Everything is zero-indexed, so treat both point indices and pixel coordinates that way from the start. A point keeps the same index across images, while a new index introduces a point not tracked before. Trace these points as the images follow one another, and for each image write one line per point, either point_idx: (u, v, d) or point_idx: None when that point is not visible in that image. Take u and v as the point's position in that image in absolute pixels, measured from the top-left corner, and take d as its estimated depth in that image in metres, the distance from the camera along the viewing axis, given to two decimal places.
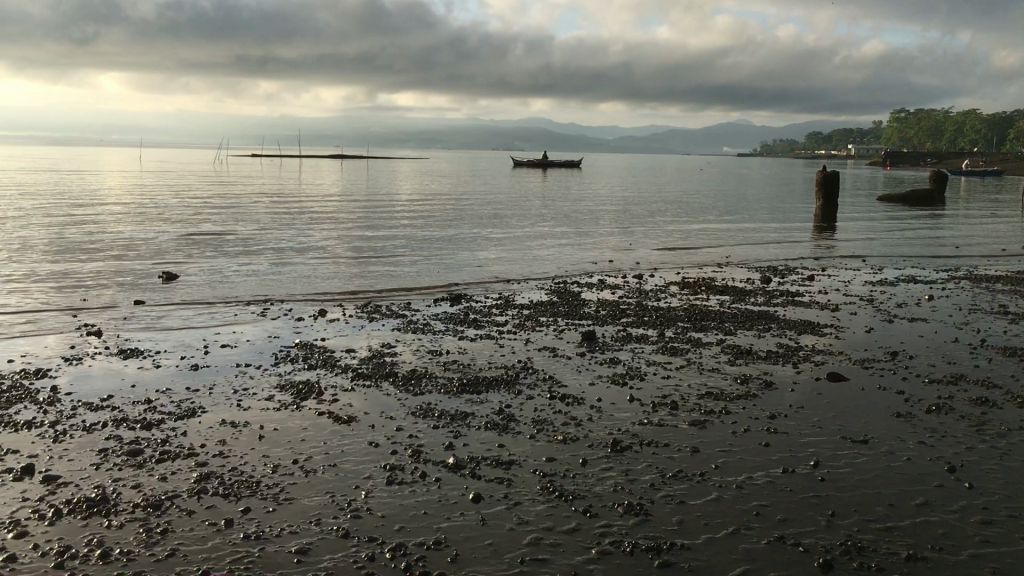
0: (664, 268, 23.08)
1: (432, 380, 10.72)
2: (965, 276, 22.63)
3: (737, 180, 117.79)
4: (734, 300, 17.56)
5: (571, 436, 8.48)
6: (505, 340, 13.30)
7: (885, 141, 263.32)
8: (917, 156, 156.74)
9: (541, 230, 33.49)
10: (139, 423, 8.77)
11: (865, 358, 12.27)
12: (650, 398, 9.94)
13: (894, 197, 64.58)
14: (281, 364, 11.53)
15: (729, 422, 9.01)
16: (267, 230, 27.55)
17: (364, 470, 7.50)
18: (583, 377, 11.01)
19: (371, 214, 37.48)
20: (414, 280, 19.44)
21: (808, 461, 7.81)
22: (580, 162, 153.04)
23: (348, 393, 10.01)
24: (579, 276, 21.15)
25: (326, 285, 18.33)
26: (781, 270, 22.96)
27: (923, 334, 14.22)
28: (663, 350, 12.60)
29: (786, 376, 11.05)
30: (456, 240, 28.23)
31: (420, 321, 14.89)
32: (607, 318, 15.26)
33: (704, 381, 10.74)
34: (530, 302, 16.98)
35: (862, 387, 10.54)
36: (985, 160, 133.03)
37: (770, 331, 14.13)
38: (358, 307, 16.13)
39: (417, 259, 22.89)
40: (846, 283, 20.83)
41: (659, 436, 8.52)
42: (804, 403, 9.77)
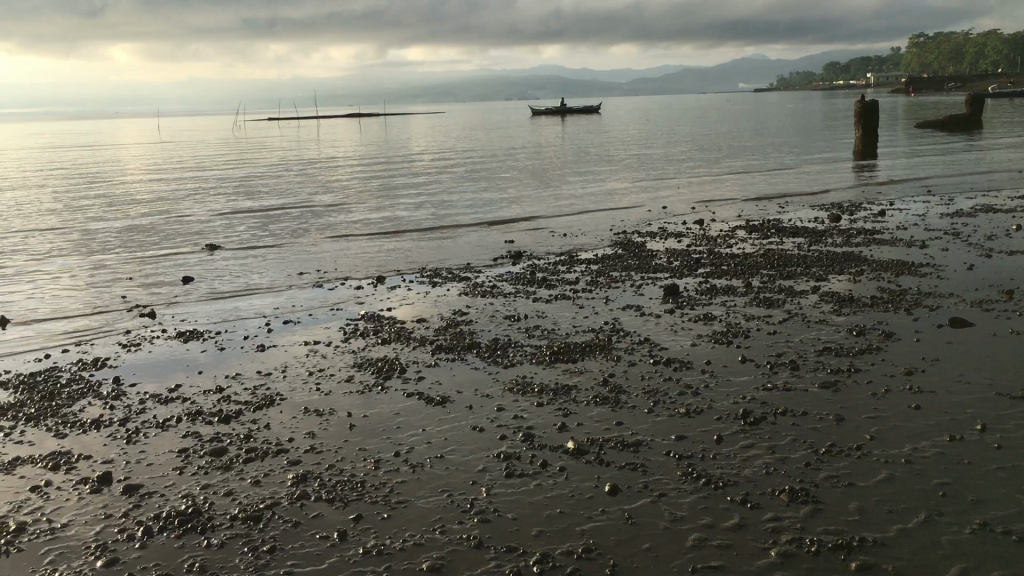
0: (721, 212, 22.06)
1: (519, 350, 9.91)
2: None
3: (762, 116, 115.28)
4: (811, 242, 16.54)
5: (695, 408, 7.62)
6: (583, 300, 12.43)
7: (910, 67, 257.13)
8: (947, 79, 152.86)
9: (582, 180, 32.47)
10: (216, 417, 8.02)
11: (980, 299, 11.25)
12: (764, 358, 9.04)
13: (933, 124, 62.68)
14: (352, 339, 10.75)
15: (864, 381, 8.11)
16: (306, 200, 26.83)
17: (476, 461, 6.69)
18: (682, 337, 10.12)
19: (404, 174, 36.62)
20: (468, 241, 18.56)
21: (973, 425, 6.90)
22: (600, 107, 150.57)
23: (432, 370, 9.21)
24: (637, 227, 20.21)
25: (378, 252, 17.50)
26: (846, 207, 21.85)
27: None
28: (757, 302, 11.69)
29: (902, 325, 10.11)
30: (498, 196, 27.23)
31: (486, 284, 14.06)
32: (684, 270, 14.30)
33: (818, 335, 9.82)
34: (596, 257, 16.09)
35: (994, 333, 9.55)
36: (1016, 82, 129.32)
37: (864, 275, 13.12)
38: (417, 273, 15.29)
39: (464, 219, 22.06)
40: (921, 217, 19.66)
41: (792, 402, 7.64)
42: (937, 356, 8.82)
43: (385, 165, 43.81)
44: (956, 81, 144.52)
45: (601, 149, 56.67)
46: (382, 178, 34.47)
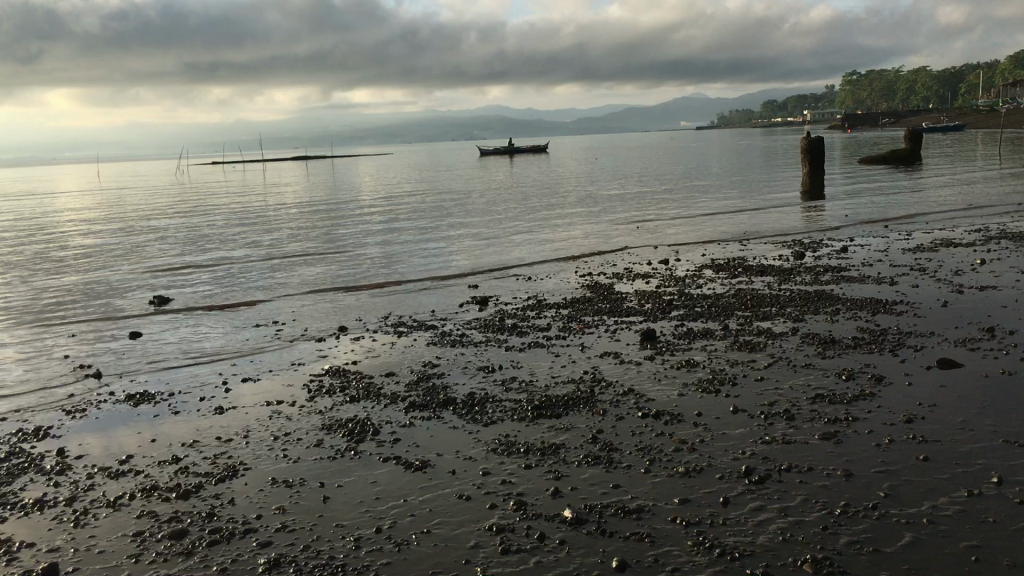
0: (684, 251, 21.89)
1: (498, 405, 9.41)
2: (1000, 235, 21.54)
3: (706, 153, 117.13)
4: (780, 281, 16.37)
5: (692, 467, 7.19)
6: (558, 348, 11.99)
7: (847, 104, 264.20)
8: (885, 114, 157.14)
9: (539, 223, 32.24)
10: (175, 491, 7.36)
11: (962, 338, 11.02)
12: (757, 408, 8.65)
13: (876, 160, 64.03)
14: (318, 397, 10.16)
15: (865, 430, 7.76)
16: (259, 250, 26.17)
17: (466, 536, 6.16)
18: (666, 386, 9.72)
19: (358, 220, 36.09)
20: (431, 287, 18.07)
21: (988, 476, 6.54)
22: (546, 147, 151.76)
23: (407, 431, 8.67)
24: (601, 268, 19.91)
25: (338, 301, 16.91)
26: (808, 244, 21.82)
27: (1004, 304, 13.04)
28: (738, 346, 11.36)
29: (890, 367, 9.81)
30: (456, 241, 26.83)
31: (455, 332, 13.57)
32: (657, 314, 13.97)
33: (807, 380, 9.49)
34: (565, 301, 15.74)
35: (986, 374, 9.28)
36: (949, 117, 133.33)
37: (841, 314, 12.88)
38: (380, 322, 14.76)
39: (423, 265, 21.61)
40: (884, 252, 19.66)
41: (796, 457, 7.24)
42: (935, 400, 8.51)
43: (338, 211, 43.21)
44: (891, 118, 149.01)
45: (553, 189, 56.71)
46: (335, 225, 33.89)
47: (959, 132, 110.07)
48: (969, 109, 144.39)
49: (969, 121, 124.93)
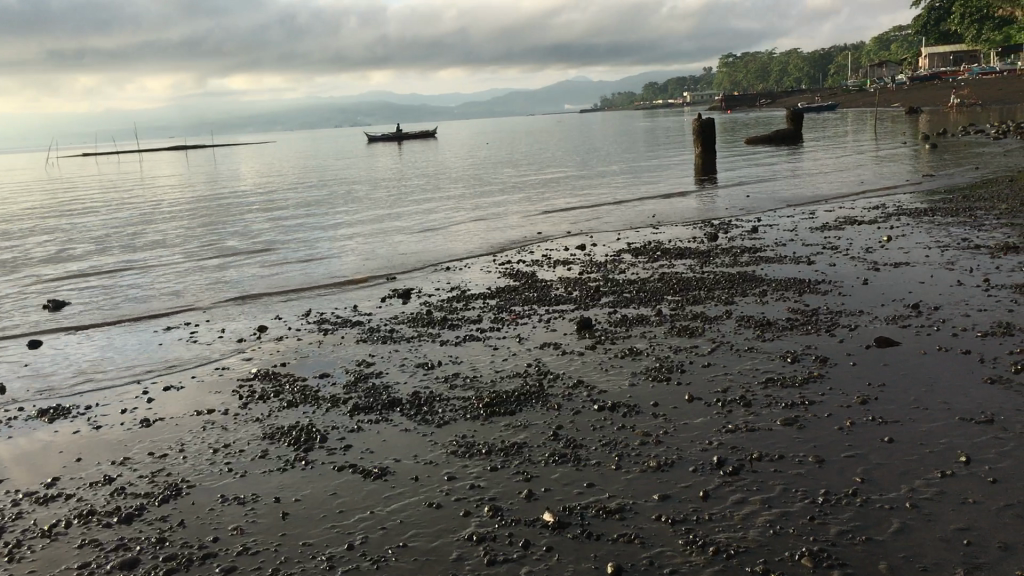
0: (597, 236, 21.96)
1: (447, 404, 9.11)
2: (898, 212, 22.33)
3: (594, 136, 118.47)
4: (701, 264, 16.50)
5: (662, 460, 7.06)
6: (494, 341, 11.74)
7: (726, 87, 271.63)
8: (764, 95, 162.43)
9: (444, 212, 31.91)
10: (116, 515, 6.81)
11: (893, 316, 11.25)
12: (712, 395, 8.60)
13: (762, 140, 65.98)
14: (252, 404, 9.64)
15: (825, 413, 7.78)
16: (156, 250, 25.00)
17: (446, 549, 5.85)
18: (615, 377, 9.60)
19: (254, 215, 35.04)
20: (349, 283, 17.55)
21: (956, 456, 6.61)
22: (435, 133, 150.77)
23: (357, 437, 8.30)
24: (519, 256, 19.73)
25: (252, 301, 16.23)
26: (716, 225, 22.18)
27: (921, 279, 13.44)
28: (677, 331, 11.35)
29: (831, 347, 9.93)
30: (363, 233, 26.24)
31: (383, 328, 13.15)
32: (587, 301, 13.87)
33: (753, 365, 9.51)
34: (491, 291, 15.50)
35: (924, 352, 9.47)
36: (824, 98, 138.63)
37: (769, 295, 13.04)
38: (302, 320, 14.20)
39: (335, 258, 20.99)
40: (793, 231, 20.11)
41: (764, 445, 7.19)
42: (883, 380, 8.63)
43: (232, 204, 41.83)
44: (769, 100, 154.02)
45: (451, 176, 56.35)
46: (231, 221, 32.76)
47: (835, 112, 114.64)
48: (843, 89, 150.37)
49: (843, 101, 130.22)
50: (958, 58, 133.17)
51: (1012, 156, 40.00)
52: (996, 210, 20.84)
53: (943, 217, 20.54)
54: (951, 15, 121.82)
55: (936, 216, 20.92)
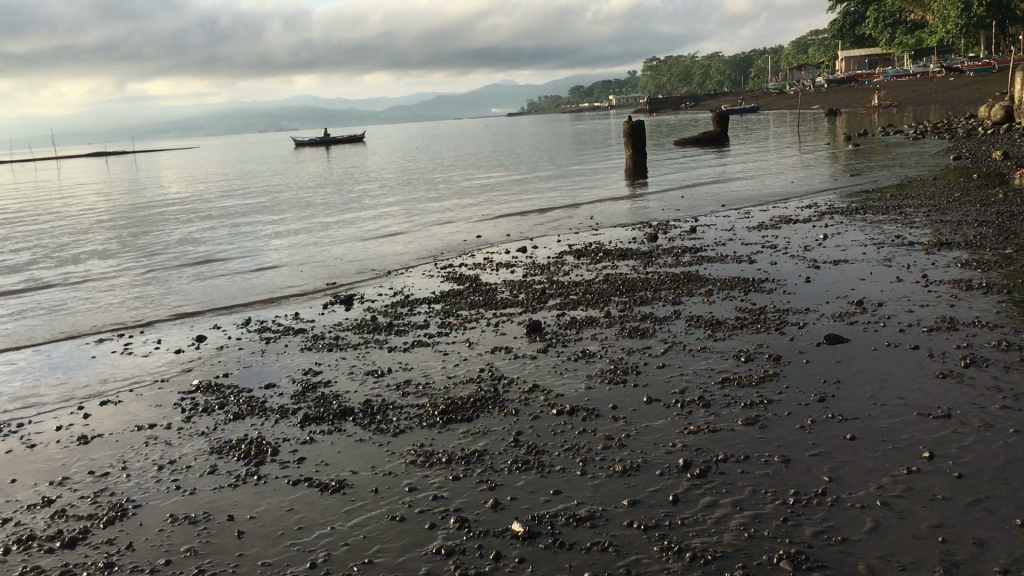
0: (538, 238, 21.91)
1: (401, 412, 8.88)
2: (831, 211, 22.77)
3: (524, 139, 118.71)
4: (644, 264, 16.55)
5: (628, 464, 6.95)
6: (443, 346, 11.54)
7: (651, 89, 275.31)
8: (690, 98, 165.09)
9: (380, 217, 31.57)
10: (59, 540, 6.43)
11: (839, 312, 11.38)
12: (670, 397, 8.55)
13: (691, 142, 67.01)
14: (196, 418, 9.27)
15: (785, 412, 7.78)
16: (83, 262, 24.15)
17: (414, 564, 5.65)
18: (570, 379, 9.49)
19: (184, 223, 34.18)
20: (289, 291, 17.15)
21: (918, 452, 6.65)
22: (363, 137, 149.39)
23: (310, 449, 8.02)
24: (461, 259, 19.56)
25: (189, 312, 15.73)
26: (656, 226, 22.33)
27: (861, 276, 13.65)
28: (627, 332, 11.32)
29: (782, 345, 9.99)
30: (300, 240, 25.75)
31: (327, 335, 12.85)
32: (534, 303, 13.75)
33: (707, 365, 9.50)
34: (435, 295, 15.29)
35: (874, 347, 9.57)
36: (747, 100, 141.51)
37: (716, 295, 13.09)
38: (243, 328, 13.79)
39: (272, 267, 20.52)
40: (732, 230, 20.33)
41: (728, 446, 7.14)
42: (838, 377, 8.67)
43: (159, 213, 40.75)
44: (694, 104, 156.68)
45: (383, 181, 55.89)
46: (160, 230, 31.91)
47: (759, 114, 117.14)
48: (766, 90, 153.67)
49: (767, 102, 133.11)
50: (875, 60, 137.26)
51: (931, 155, 41.28)
52: (925, 208, 21.38)
53: (876, 215, 21.00)
54: (867, 19, 125.53)
55: (869, 214, 21.38)
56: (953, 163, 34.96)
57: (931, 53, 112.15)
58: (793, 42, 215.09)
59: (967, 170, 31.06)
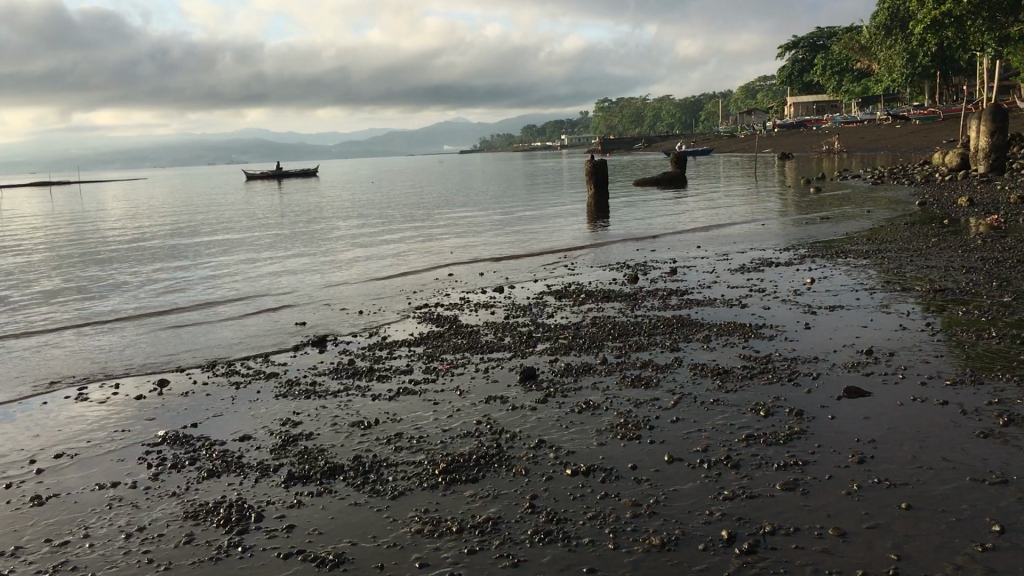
0: (514, 279, 21.23)
1: (396, 470, 8.07)
2: (808, 254, 22.47)
3: (478, 176, 118.50)
4: (630, 307, 15.93)
5: (664, 536, 6.20)
6: (433, 393, 10.75)
7: (605, 129, 278.09)
8: (644, 138, 166.68)
9: (343, 255, 30.68)
10: None
11: (852, 362, 10.83)
12: (694, 456, 7.86)
13: (650, 183, 67.19)
14: (165, 475, 8.35)
15: (825, 475, 7.10)
16: (30, 303, 22.86)
17: None
18: (577, 434, 8.77)
19: (136, 260, 32.92)
20: (257, 331, 16.23)
21: (988, 524, 6.01)
22: (315, 173, 148.15)
23: (298, 515, 7.13)
24: (437, 298, 18.80)
25: (150, 355, 14.74)
26: (634, 267, 21.82)
27: (861, 324, 13.18)
28: (629, 381, 10.64)
29: (800, 398, 9.37)
30: (262, 280, 24.77)
31: (303, 379, 11.96)
32: (522, 348, 13.01)
33: (725, 420, 8.84)
34: (415, 337, 14.49)
35: (900, 401, 9.00)
36: (700, 142, 143.38)
37: (715, 342, 12.51)
38: (211, 371, 12.84)
39: (236, 309, 19.54)
40: (713, 273, 19.89)
41: (772, 514, 6.45)
42: (873, 436, 8.04)
43: (110, 248, 39.31)
44: (646, 146, 158.59)
45: (341, 217, 54.99)
46: (112, 267, 30.64)
47: (713, 156, 118.49)
48: (718, 133, 155.89)
49: (720, 144, 134.77)
50: (824, 107, 139.96)
51: (891, 200, 41.60)
52: (904, 253, 21.17)
53: (856, 260, 20.71)
54: (818, 65, 128.12)
55: (849, 258, 21.09)
56: (917, 209, 35.13)
57: (880, 100, 114.59)
58: (744, 86, 218.75)
59: (934, 217, 31.12)
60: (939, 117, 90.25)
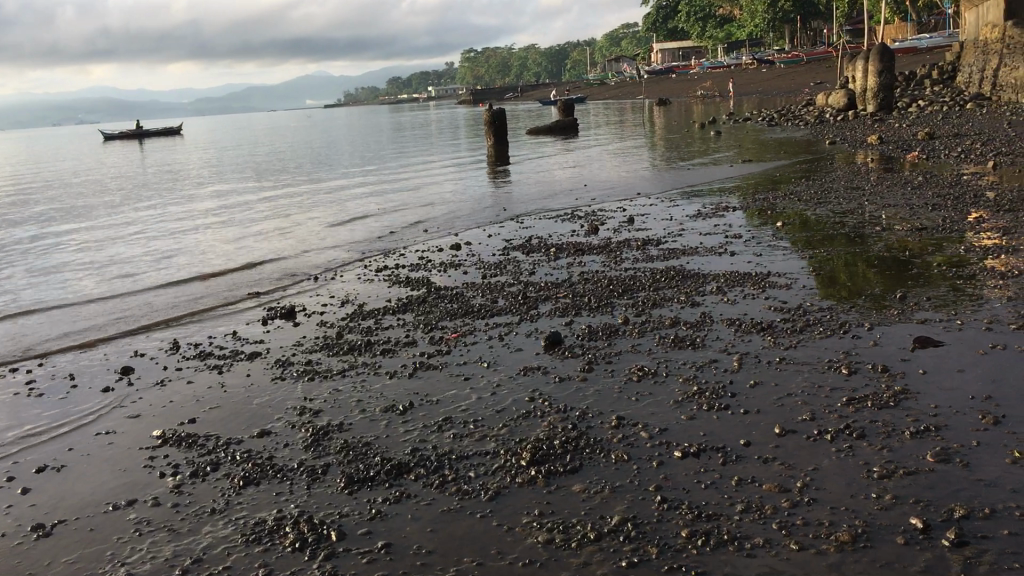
0: (463, 236, 20.10)
1: (470, 463, 6.98)
2: (752, 198, 22.19)
3: (351, 130, 114.82)
4: (612, 260, 15.05)
5: (848, 529, 5.38)
6: (457, 367, 9.64)
7: (475, 78, 275.70)
8: (517, 87, 164.95)
9: (245, 220, 28.53)
10: None
11: (896, 311, 10.26)
12: (808, 426, 7.07)
13: (544, 131, 66.45)
14: (192, 488, 7.07)
15: (973, 443, 6.46)
16: None
17: None
18: (654, 406, 7.86)
19: (10, 240, 29.85)
20: (211, 306, 14.69)
21: None
22: (177, 128, 140.84)
23: (387, 529, 6.01)
24: (394, 259, 17.50)
25: (96, 339, 13.07)
26: (586, 218, 21.03)
27: (871, 269, 12.74)
28: (670, 341, 9.78)
29: (874, 354, 8.71)
30: (181, 250, 22.86)
31: (294, 358, 10.64)
32: (524, 311, 11.97)
33: (811, 381, 8.10)
34: (396, 302, 13.26)
35: (982, 350, 8.46)
36: (577, 90, 143.42)
37: (732, 293, 11.79)
38: (179, 355, 11.38)
39: (170, 282, 17.78)
40: (673, 220, 19.26)
41: (951, 493, 5.72)
42: (986, 391, 7.44)
43: None
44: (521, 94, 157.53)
45: (221, 177, 51.84)
46: None
47: (590, 103, 118.08)
48: (592, 79, 156.31)
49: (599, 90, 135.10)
50: (690, 53, 141.87)
51: (793, 141, 42.13)
52: (850, 194, 21.08)
53: (809, 201, 20.46)
54: (686, 11, 129.20)
55: (800, 200, 20.83)
56: (823, 151, 35.32)
57: (749, 44, 116.78)
58: (612, 34, 220.00)
59: (848, 157, 31.40)
60: (805, 60, 92.26)
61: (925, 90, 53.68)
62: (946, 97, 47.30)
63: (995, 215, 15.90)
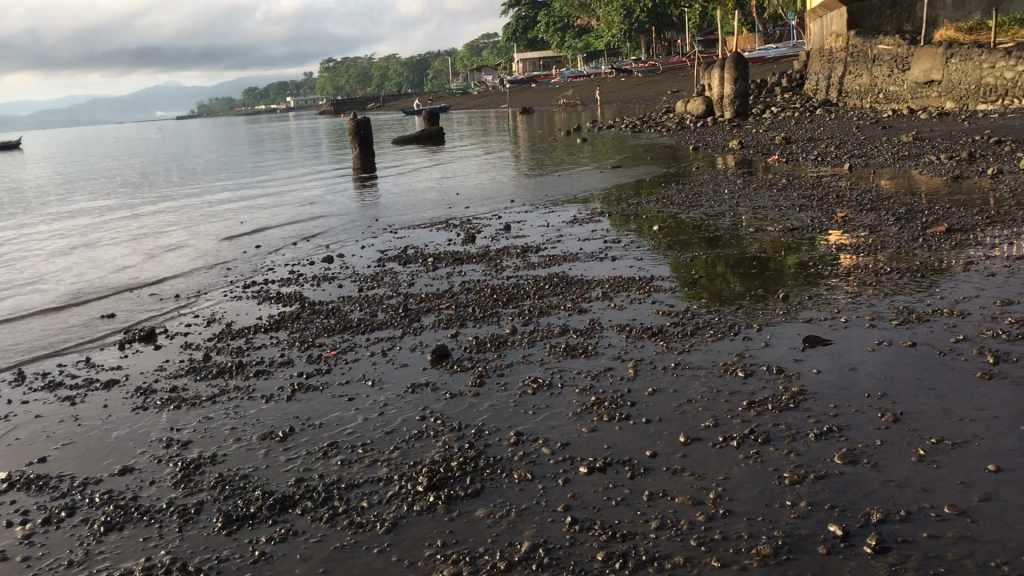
0: (336, 248, 19.36)
1: (362, 491, 6.44)
2: (623, 203, 22.32)
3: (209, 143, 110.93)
4: (493, 269, 14.69)
5: (768, 542, 5.15)
6: (338, 387, 9.03)
7: (337, 88, 271.63)
8: (380, 97, 163.46)
9: (100, 240, 26.85)
10: None
11: (780, 311, 10.29)
12: (712, 433, 6.86)
13: (410, 141, 65.79)
14: (44, 537, 6.25)
15: (877, 442, 6.38)
16: None
17: None
18: (553, 419, 7.51)
19: None
20: (63, 335, 13.53)
21: None
22: (19, 143, 132.73)
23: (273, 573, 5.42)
24: (264, 274, 16.63)
25: None
26: (462, 227, 20.64)
27: (749, 270, 12.85)
28: (562, 350, 9.46)
29: (767, 355, 8.64)
30: (29, 275, 21.20)
31: (158, 385, 9.77)
32: (406, 324, 11.44)
33: (709, 385, 7.93)
34: (268, 319, 12.50)
35: (870, 347, 8.51)
36: (440, 99, 143.17)
37: (618, 299, 11.60)
38: (26, 386, 10.32)
39: (17, 312, 16.37)
40: (549, 226, 19.11)
41: (865, 496, 5.59)
42: (881, 389, 7.43)
43: None
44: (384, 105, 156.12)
45: (71, 194, 48.89)
46: None
47: (455, 113, 118.16)
48: (455, 89, 156.53)
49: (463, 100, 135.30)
50: (550, 63, 143.95)
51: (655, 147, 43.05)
52: (718, 198, 21.48)
53: (680, 205, 20.73)
54: (545, 22, 131.01)
55: (670, 204, 21.08)
56: (685, 156, 36.17)
57: (607, 55, 119.40)
58: (472, 44, 221.06)
59: (710, 162, 32.20)
60: (662, 70, 95.00)
61: (776, 96, 55.97)
62: (796, 104, 49.43)
63: (858, 214, 16.42)
